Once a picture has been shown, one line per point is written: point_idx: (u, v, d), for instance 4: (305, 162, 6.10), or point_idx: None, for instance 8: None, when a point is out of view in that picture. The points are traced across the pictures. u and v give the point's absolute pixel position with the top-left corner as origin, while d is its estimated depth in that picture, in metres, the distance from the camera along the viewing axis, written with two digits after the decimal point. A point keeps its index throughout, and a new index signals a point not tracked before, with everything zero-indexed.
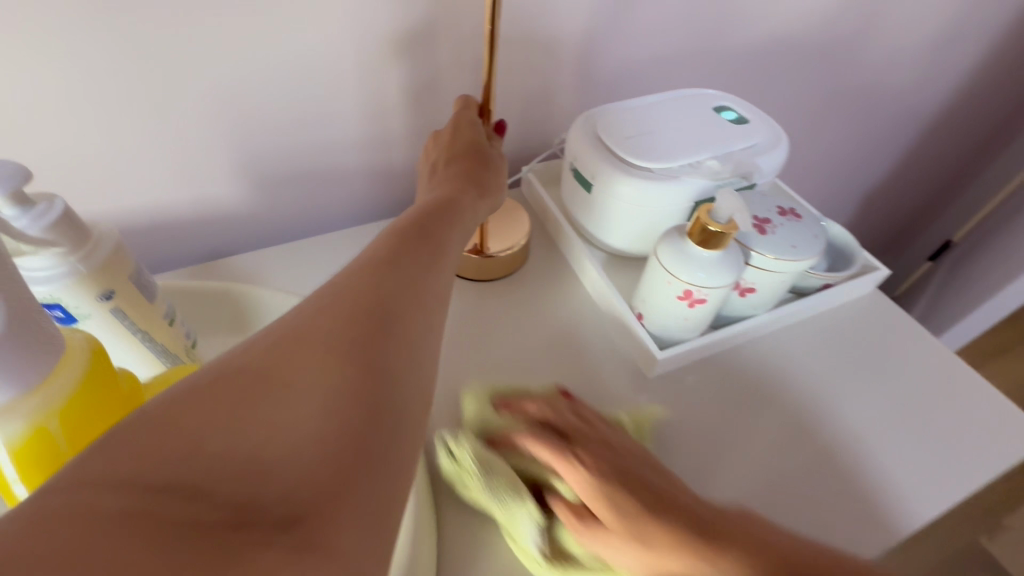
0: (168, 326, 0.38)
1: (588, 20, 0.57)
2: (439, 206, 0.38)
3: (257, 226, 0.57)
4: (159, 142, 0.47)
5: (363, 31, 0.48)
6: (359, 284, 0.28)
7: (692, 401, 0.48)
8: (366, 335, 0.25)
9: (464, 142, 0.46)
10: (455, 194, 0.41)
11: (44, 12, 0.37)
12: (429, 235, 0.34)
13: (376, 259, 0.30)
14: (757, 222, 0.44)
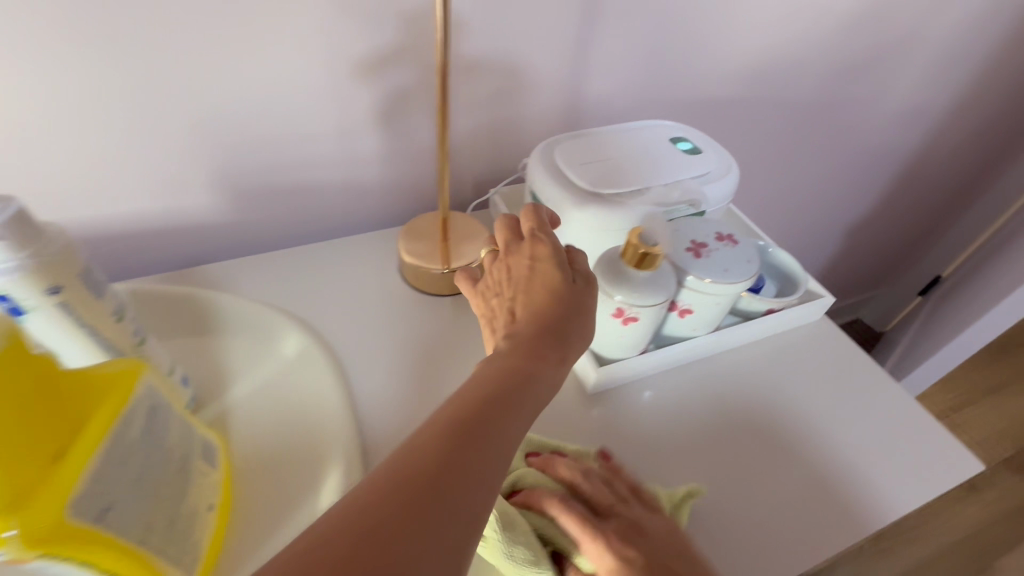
0: (117, 323, 0.35)
1: (553, 54, 0.61)
2: (523, 373, 0.34)
3: (232, 237, 0.60)
4: (138, 149, 0.49)
5: (335, 53, 0.51)
6: (436, 449, 0.27)
7: (636, 419, 0.49)
8: (445, 509, 0.25)
9: (544, 286, 0.39)
10: (542, 348, 0.36)
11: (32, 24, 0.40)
12: (508, 390, 0.32)
13: (451, 420, 0.29)
14: (693, 245, 0.46)
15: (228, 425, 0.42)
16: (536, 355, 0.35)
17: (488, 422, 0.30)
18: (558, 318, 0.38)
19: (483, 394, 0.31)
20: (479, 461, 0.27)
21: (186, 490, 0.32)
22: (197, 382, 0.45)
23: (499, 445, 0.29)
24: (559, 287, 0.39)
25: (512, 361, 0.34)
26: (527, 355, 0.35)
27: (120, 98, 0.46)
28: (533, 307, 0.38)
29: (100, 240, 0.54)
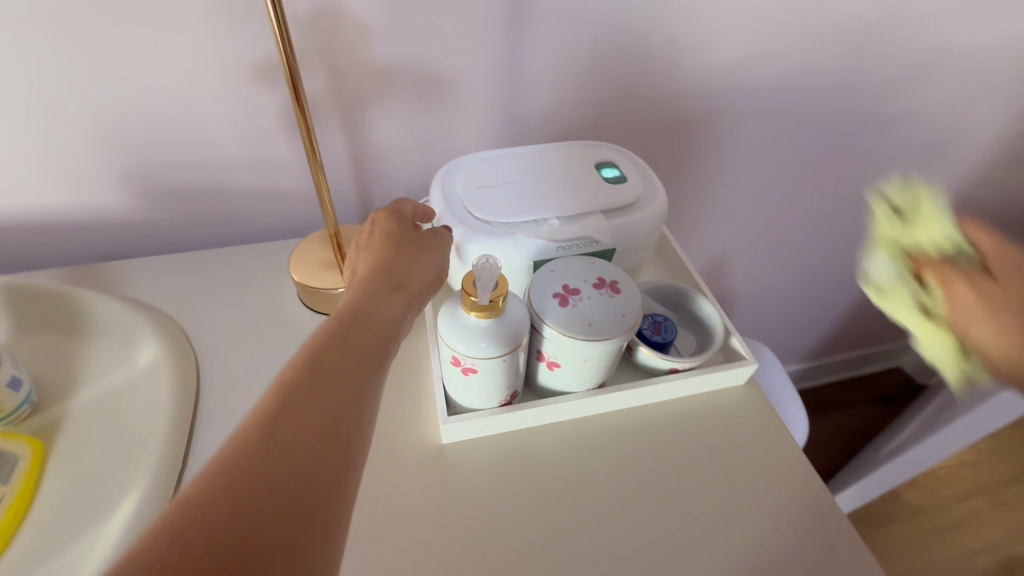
0: None
1: (479, 63, 0.57)
2: (359, 320, 0.33)
3: (150, 233, 0.60)
4: (41, 144, 0.51)
5: (230, 58, 0.50)
6: (288, 408, 0.27)
7: (491, 472, 0.44)
8: (292, 471, 0.25)
9: (379, 244, 0.40)
10: (379, 298, 0.36)
11: None
12: (368, 323, 0.34)
13: (301, 377, 0.29)
14: (563, 291, 0.41)
15: (60, 429, 0.42)
16: (373, 307, 0.35)
17: (342, 373, 0.30)
18: (393, 264, 0.38)
19: (330, 344, 0.31)
20: (319, 413, 0.28)
21: None
22: (48, 381, 0.45)
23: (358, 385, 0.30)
24: (394, 253, 0.39)
25: (346, 314, 0.34)
26: (364, 307, 0.34)
27: (16, 95, 0.48)
28: (371, 273, 0.37)
29: (22, 228, 0.57)
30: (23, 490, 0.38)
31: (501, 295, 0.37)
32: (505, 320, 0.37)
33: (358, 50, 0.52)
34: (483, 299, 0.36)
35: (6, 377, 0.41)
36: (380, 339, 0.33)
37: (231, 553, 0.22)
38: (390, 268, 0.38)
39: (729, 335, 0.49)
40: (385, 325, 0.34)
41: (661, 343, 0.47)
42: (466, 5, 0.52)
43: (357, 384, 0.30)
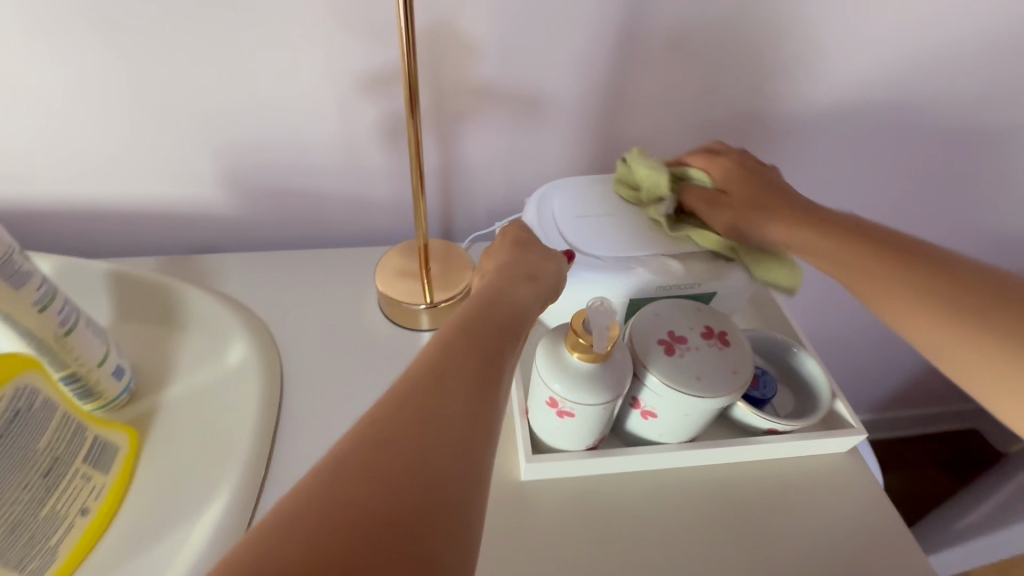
0: (63, 334, 0.37)
1: (582, 86, 0.55)
2: (487, 308, 0.33)
3: (239, 229, 0.62)
4: (156, 138, 0.53)
5: (342, 68, 0.50)
6: (453, 335, 0.30)
7: (568, 518, 0.42)
8: (460, 378, 0.27)
9: (504, 249, 0.42)
10: (502, 291, 0.36)
11: (62, 16, 0.45)
12: (503, 297, 0.35)
13: (457, 323, 0.31)
14: (669, 338, 0.39)
15: (153, 420, 0.43)
16: (498, 298, 0.35)
17: (488, 324, 0.32)
18: (517, 263, 0.39)
19: (473, 313, 0.33)
20: (445, 389, 0.26)
21: (51, 491, 0.33)
22: (146, 370, 0.47)
23: (504, 331, 0.32)
24: (515, 259, 0.40)
25: (473, 305, 0.34)
26: (490, 299, 0.35)
27: (141, 91, 0.50)
28: (495, 276, 0.38)
29: (126, 214, 0.59)
30: (119, 483, 0.38)
31: (612, 342, 0.35)
32: (611, 364, 0.36)
33: (465, 67, 0.52)
34: (595, 343, 0.35)
35: (113, 367, 0.41)
36: (510, 317, 0.34)
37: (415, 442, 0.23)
38: (513, 270, 0.39)
39: (833, 399, 0.45)
40: (510, 311, 0.34)
41: (760, 400, 0.44)
42: (579, 27, 0.51)
43: (503, 330, 0.32)
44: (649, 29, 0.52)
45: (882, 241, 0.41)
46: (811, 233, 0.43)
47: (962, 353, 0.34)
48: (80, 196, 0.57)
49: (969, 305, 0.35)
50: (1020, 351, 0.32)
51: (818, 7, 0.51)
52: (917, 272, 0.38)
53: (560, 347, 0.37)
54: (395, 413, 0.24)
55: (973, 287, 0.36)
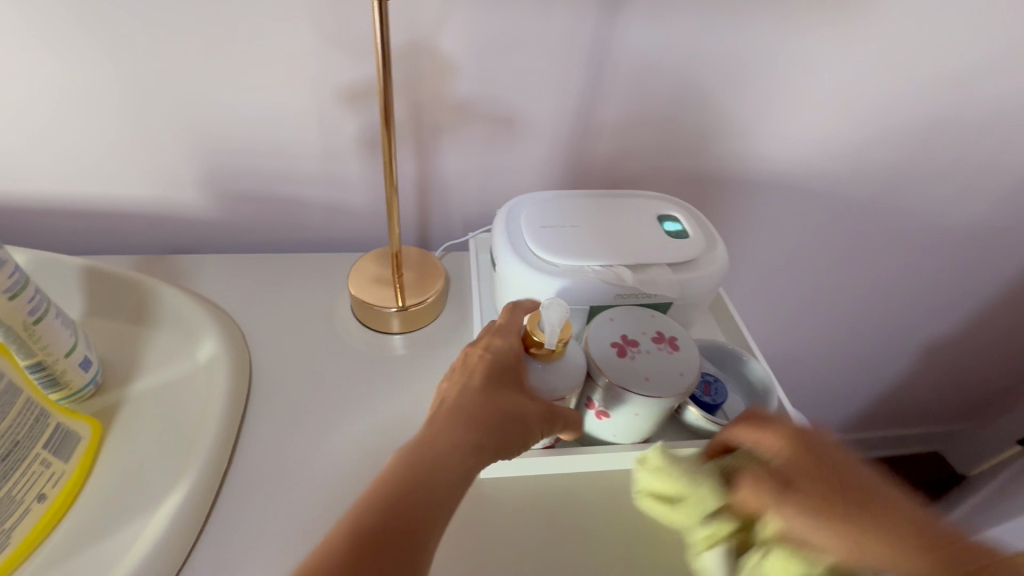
0: (32, 323, 0.38)
1: (554, 106, 0.59)
2: (478, 433, 0.34)
3: (216, 231, 0.63)
4: (137, 139, 0.55)
5: (324, 79, 0.53)
6: (452, 446, 0.32)
7: (524, 512, 0.43)
8: (447, 493, 0.31)
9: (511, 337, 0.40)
10: (506, 408, 0.35)
11: (49, 17, 0.46)
12: (504, 400, 0.36)
13: (462, 431, 0.33)
14: (621, 342, 0.42)
15: (119, 412, 0.44)
16: (498, 418, 0.35)
17: (493, 437, 0.34)
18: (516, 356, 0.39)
19: (483, 421, 0.34)
20: (420, 520, 0.29)
21: (10, 474, 0.33)
22: (114, 364, 0.47)
23: (499, 444, 0.34)
24: (508, 373, 0.37)
25: (468, 418, 0.34)
26: (489, 414, 0.34)
27: (125, 95, 0.52)
28: (492, 372, 0.37)
29: (102, 214, 0.60)
30: (81, 470, 0.39)
31: (563, 340, 0.39)
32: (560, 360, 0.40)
33: (442, 84, 0.55)
34: (547, 341, 0.38)
35: (80, 358, 0.42)
36: (503, 430, 0.34)
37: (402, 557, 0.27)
38: (513, 366, 0.38)
39: (781, 405, 0.48)
40: (498, 437, 0.34)
41: (712, 405, 0.47)
42: (552, 51, 0.54)
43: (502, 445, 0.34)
44: (615, 55, 0.55)
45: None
46: (807, 502, 0.35)
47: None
48: (59, 194, 0.58)
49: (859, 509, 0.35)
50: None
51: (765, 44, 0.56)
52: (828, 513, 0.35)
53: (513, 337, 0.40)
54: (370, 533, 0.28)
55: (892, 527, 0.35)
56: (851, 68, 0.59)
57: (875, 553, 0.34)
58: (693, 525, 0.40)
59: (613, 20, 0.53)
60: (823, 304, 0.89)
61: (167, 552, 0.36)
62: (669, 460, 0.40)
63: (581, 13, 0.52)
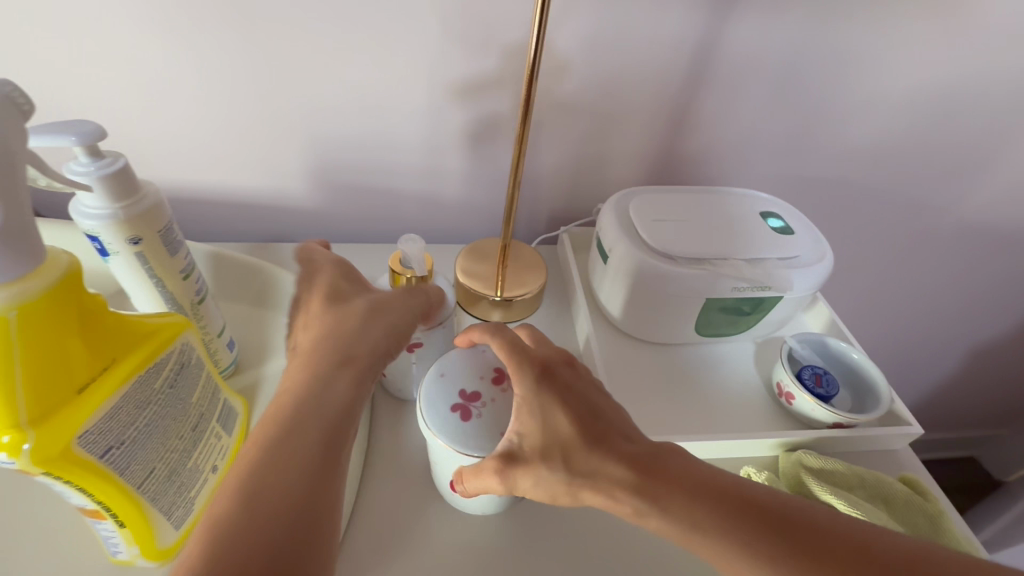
0: (197, 304, 0.39)
1: (653, 104, 0.60)
2: (336, 346, 0.36)
3: (313, 221, 0.65)
4: (252, 130, 0.57)
5: (439, 75, 0.54)
6: (300, 372, 0.35)
7: None
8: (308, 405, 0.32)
9: (328, 276, 0.42)
10: (343, 317, 0.38)
11: (187, 10, 0.48)
12: (337, 322, 0.38)
13: (311, 354, 0.36)
14: (463, 399, 0.38)
15: (257, 392, 0.46)
16: (350, 325, 0.38)
17: (327, 350, 0.36)
18: (332, 287, 0.41)
19: (320, 344, 0.36)
20: (306, 432, 0.31)
21: (195, 446, 0.34)
22: (243, 346, 0.49)
23: (337, 349, 0.36)
24: (336, 304, 0.39)
25: (318, 341, 0.37)
26: (336, 325, 0.38)
27: (250, 86, 0.53)
28: (320, 301, 0.40)
29: (209, 203, 0.62)
30: (239, 445, 0.40)
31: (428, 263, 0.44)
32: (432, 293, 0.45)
33: (550, 80, 0.56)
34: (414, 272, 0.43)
35: (227, 338, 0.44)
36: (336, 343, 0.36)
37: (277, 476, 0.29)
38: (340, 287, 0.41)
39: (893, 401, 0.48)
40: (359, 338, 0.37)
41: (823, 398, 0.48)
42: (660, 49, 0.55)
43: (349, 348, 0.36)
44: (719, 55, 0.56)
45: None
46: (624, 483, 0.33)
47: None
48: (172, 182, 0.60)
49: (768, 543, 0.30)
50: None
51: (865, 44, 0.57)
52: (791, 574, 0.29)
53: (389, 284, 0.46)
54: (257, 477, 0.28)
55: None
56: (947, 69, 0.60)
57: None
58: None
59: (725, 19, 0.54)
60: (885, 306, 0.90)
61: None
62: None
63: (693, 13, 0.53)
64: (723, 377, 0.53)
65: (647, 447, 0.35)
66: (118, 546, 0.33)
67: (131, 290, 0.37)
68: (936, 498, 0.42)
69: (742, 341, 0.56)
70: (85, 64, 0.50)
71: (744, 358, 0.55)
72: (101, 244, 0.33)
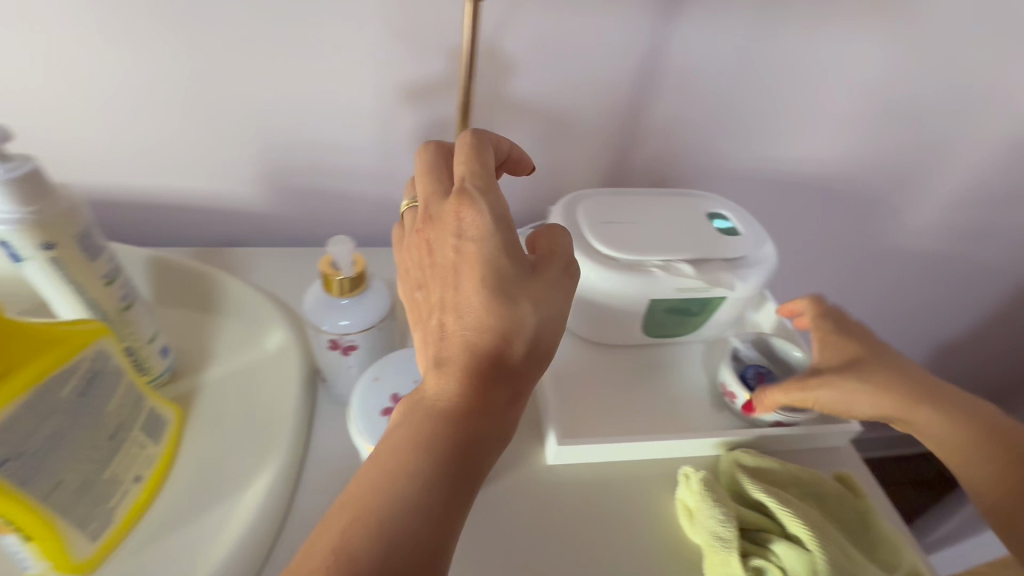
0: (123, 311, 0.39)
1: (604, 107, 0.60)
2: (501, 300, 0.32)
3: (265, 225, 0.64)
4: (196, 133, 0.56)
5: (386, 78, 0.54)
6: (471, 335, 0.32)
7: (588, 500, 0.45)
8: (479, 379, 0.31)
9: (482, 182, 0.35)
10: (517, 323, 0.32)
11: (121, 12, 0.47)
12: (505, 266, 0.33)
13: (483, 307, 0.32)
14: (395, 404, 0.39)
15: (194, 399, 0.45)
16: (517, 280, 0.33)
17: (507, 312, 0.32)
18: (505, 221, 0.33)
19: (491, 296, 0.32)
20: (448, 482, 0.29)
21: (113, 456, 0.34)
22: (182, 353, 0.48)
23: (514, 317, 0.32)
24: (505, 233, 0.33)
25: (484, 354, 0.32)
26: (500, 271, 0.32)
27: (191, 88, 0.52)
28: (489, 284, 0.32)
29: (157, 207, 0.61)
30: (168, 453, 0.40)
31: (360, 267, 0.40)
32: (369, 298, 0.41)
33: (499, 84, 0.56)
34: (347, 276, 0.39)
35: (160, 345, 0.43)
36: (506, 296, 0.32)
37: (435, 461, 0.29)
38: (513, 271, 0.33)
39: None
40: (519, 362, 0.32)
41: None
42: (606, 53, 0.56)
43: (525, 316, 0.32)
44: (668, 58, 0.57)
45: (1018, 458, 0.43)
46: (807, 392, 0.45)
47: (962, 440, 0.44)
48: (116, 185, 0.58)
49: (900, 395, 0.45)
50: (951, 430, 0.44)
51: (807, 49, 0.58)
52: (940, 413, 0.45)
53: (315, 287, 0.41)
54: (397, 514, 0.27)
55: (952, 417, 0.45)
56: (890, 74, 0.61)
57: (942, 438, 0.45)
58: (734, 554, 0.37)
59: (668, 23, 0.54)
60: (845, 306, 0.91)
61: (261, 532, 0.37)
62: (710, 493, 0.39)
63: (639, 16, 0.54)
64: (672, 377, 0.54)
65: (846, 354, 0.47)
66: (27, 560, 0.32)
67: (50, 296, 0.36)
68: (868, 495, 0.43)
69: (690, 340, 0.57)
70: (18, 67, 0.49)
71: (693, 359, 0.56)
72: (12, 249, 0.33)
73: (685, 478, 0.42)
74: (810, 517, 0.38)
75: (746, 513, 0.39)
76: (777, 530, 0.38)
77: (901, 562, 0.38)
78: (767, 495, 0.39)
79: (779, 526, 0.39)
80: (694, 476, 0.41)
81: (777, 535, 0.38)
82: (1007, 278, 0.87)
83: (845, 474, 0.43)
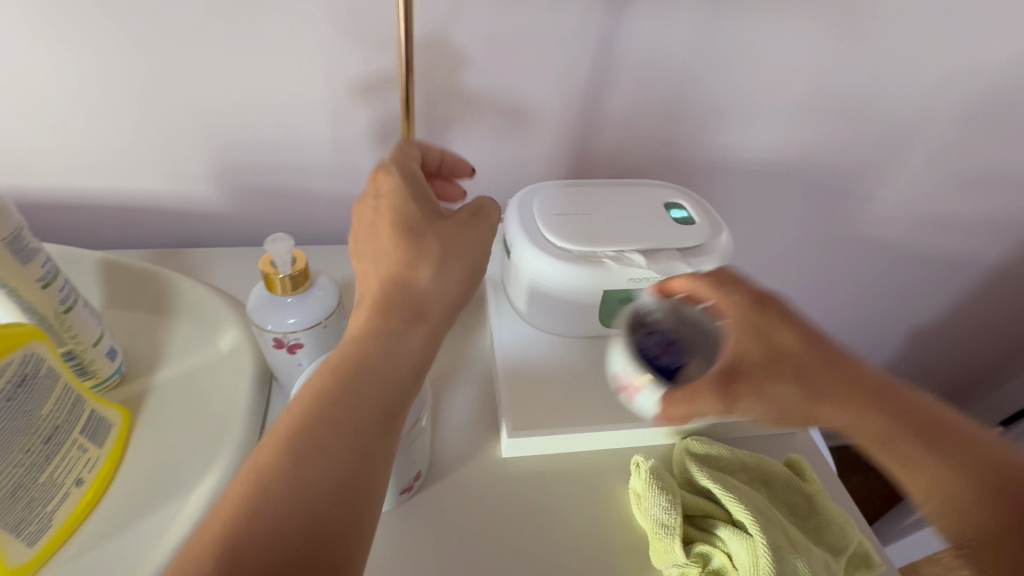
0: (63, 313, 0.38)
1: (561, 99, 0.60)
2: (409, 235, 0.38)
3: (228, 225, 0.64)
4: (149, 134, 0.55)
5: (337, 74, 0.54)
6: (387, 273, 0.37)
7: (542, 489, 0.45)
8: (392, 315, 0.35)
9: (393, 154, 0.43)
10: (422, 255, 0.37)
11: (60, 15, 0.47)
12: (410, 211, 0.39)
13: (395, 248, 0.37)
14: None
15: (145, 400, 0.45)
16: (422, 216, 0.39)
17: (410, 246, 0.37)
18: (414, 176, 0.41)
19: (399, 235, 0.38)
20: (366, 419, 0.31)
21: (50, 459, 0.34)
22: (135, 355, 0.48)
23: (420, 251, 0.37)
24: (409, 181, 0.40)
25: (394, 297, 0.36)
26: (409, 212, 0.39)
27: (139, 90, 0.52)
28: (397, 226, 0.38)
29: (118, 210, 0.61)
30: (114, 455, 0.39)
31: (298, 266, 0.40)
32: (314, 295, 0.41)
33: (453, 77, 0.56)
34: (284, 275, 0.39)
35: (106, 348, 0.43)
36: (411, 230, 0.38)
37: (352, 399, 0.31)
38: (419, 214, 0.39)
39: None
40: (429, 289, 0.36)
41: (667, 368, 0.42)
42: (559, 44, 0.56)
43: (431, 246, 0.37)
44: (621, 50, 0.57)
45: (1001, 492, 0.36)
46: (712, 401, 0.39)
47: (933, 476, 0.37)
48: (74, 189, 0.58)
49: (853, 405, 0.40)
50: (917, 471, 0.38)
51: (760, 36, 0.58)
52: (904, 432, 0.39)
53: (260, 284, 0.41)
54: (313, 449, 0.29)
55: (938, 436, 0.39)
56: (846, 60, 0.61)
57: (926, 470, 0.38)
58: (678, 541, 0.37)
59: (619, 11, 0.54)
60: (817, 292, 0.92)
61: None
62: (655, 480, 0.40)
63: (589, 7, 0.53)
64: None
65: (783, 346, 0.42)
66: None
67: None
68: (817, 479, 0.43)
69: None
70: None
71: None
72: None
73: (637, 468, 0.42)
74: (754, 503, 0.39)
75: (691, 503, 0.39)
76: (721, 517, 0.39)
77: (846, 545, 0.39)
78: (713, 482, 0.39)
79: (725, 512, 0.39)
80: (644, 465, 0.41)
81: (722, 523, 0.38)
82: (978, 259, 0.87)
83: (795, 459, 0.43)
